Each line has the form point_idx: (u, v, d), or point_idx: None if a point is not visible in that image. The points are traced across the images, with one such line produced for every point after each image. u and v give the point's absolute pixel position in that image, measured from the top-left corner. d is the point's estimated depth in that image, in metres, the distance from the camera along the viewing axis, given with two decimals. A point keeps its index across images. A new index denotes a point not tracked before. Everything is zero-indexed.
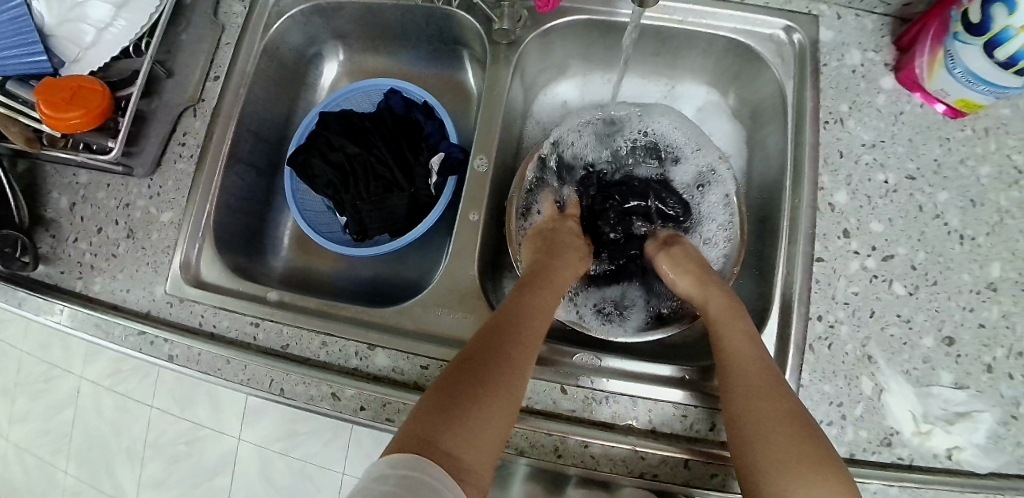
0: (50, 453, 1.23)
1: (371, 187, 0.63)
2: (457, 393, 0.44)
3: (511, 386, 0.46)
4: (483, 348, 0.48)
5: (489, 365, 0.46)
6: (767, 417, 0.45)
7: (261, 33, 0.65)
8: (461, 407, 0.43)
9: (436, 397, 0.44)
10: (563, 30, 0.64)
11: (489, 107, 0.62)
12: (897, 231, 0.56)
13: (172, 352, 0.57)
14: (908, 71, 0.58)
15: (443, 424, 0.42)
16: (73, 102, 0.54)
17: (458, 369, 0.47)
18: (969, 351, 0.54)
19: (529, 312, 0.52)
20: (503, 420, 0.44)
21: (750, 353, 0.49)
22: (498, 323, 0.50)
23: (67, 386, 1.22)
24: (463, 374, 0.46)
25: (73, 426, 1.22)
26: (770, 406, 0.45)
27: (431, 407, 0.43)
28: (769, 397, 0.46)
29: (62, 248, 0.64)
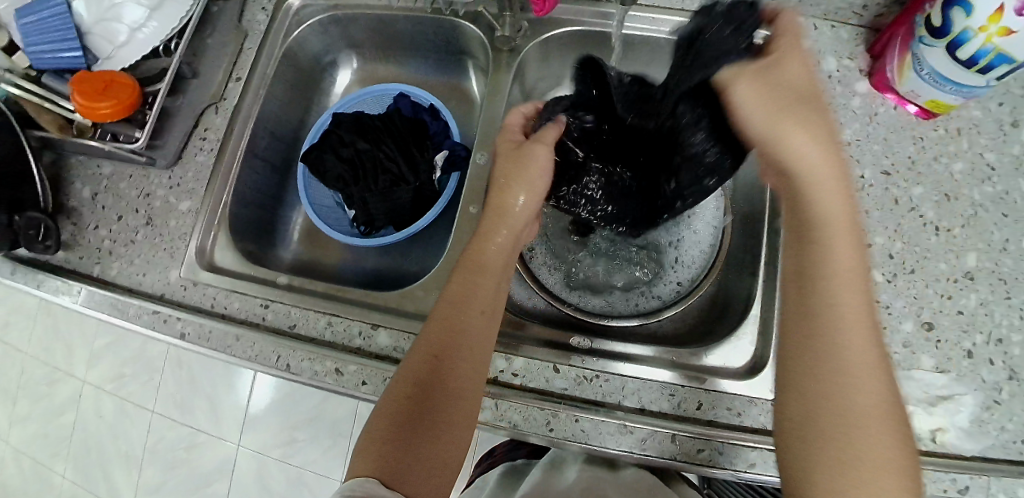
0: (48, 456, 1.23)
1: (378, 181, 0.66)
2: (405, 423, 0.46)
3: (459, 403, 0.48)
4: (426, 368, 0.49)
5: (435, 388, 0.48)
6: (864, 410, 0.39)
7: (282, 39, 0.71)
8: (410, 436, 0.46)
9: (385, 429, 0.46)
10: (558, 41, 0.68)
11: (491, 109, 0.66)
12: (874, 222, 0.59)
13: (184, 330, 0.60)
14: (880, 76, 0.62)
15: (396, 457, 0.45)
16: (106, 93, 0.59)
17: (404, 393, 0.48)
18: (949, 336, 0.56)
19: (471, 317, 0.51)
20: (452, 439, 0.47)
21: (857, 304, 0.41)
22: (436, 337, 0.50)
23: (66, 391, 1.24)
24: (410, 400, 0.47)
25: (72, 429, 1.22)
26: (865, 389, 0.39)
27: (381, 444, 0.45)
28: (866, 377, 0.40)
29: (84, 235, 0.68)
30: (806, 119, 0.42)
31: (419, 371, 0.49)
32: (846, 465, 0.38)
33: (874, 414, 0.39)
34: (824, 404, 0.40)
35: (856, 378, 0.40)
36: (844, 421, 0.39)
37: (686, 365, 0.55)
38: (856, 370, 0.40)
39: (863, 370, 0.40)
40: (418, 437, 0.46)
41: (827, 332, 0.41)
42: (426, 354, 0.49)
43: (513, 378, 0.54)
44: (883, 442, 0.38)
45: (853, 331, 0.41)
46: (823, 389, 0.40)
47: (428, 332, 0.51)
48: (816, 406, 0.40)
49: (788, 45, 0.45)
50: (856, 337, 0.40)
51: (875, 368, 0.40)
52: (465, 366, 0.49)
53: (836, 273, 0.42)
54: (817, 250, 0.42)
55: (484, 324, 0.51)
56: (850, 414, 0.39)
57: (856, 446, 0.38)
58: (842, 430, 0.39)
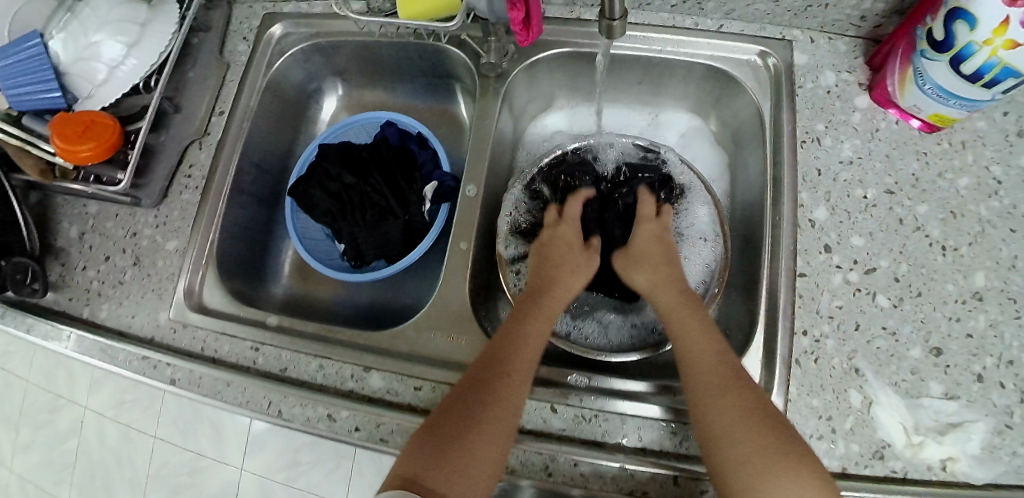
0: (53, 483, 1.23)
1: (366, 215, 0.65)
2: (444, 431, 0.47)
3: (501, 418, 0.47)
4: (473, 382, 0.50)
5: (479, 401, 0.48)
6: (737, 428, 0.46)
7: (265, 70, 0.69)
8: (446, 444, 0.46)
9: (425, 434, 0.47)
10: (546, 63, 0.67)
11: (479, 137, 0.64)
12: (879, 244, 0.57)
13: (174, 376, 0.59)
14: (881, 90, 0.60)
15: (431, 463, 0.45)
16: (85, 136, 0.58)
17: (451, 404, 0.49)
18: (958, 360, 0.54)
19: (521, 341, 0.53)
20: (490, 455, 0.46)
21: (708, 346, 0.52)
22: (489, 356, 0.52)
23: (67, 419, 1.23)
24: (453, 411, 0.48)
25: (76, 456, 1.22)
26: (728, 407, 0.47)
27: (419, 446, 0.46)
28: (730, 392, 0.48)
29: (71, 276, 0.67)
30: (646, 265, 0.61)
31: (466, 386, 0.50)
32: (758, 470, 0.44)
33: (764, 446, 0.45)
34: (724, 448, 0.46)
35: (736, 424, 0.46)
36: (740, 459, 0.45)
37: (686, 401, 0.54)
38: (732, 418, 0.47)
39: (720, 391, 0.48)
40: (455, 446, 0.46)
41: (698, 393, 0.49)
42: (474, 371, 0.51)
43: None
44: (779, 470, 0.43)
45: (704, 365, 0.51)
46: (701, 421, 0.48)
47: (483, 354, 0.53)
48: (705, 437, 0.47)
49: (649, 221, 0.65)
50: (722, 392, 0.48)
51: (752, 408, 0.47)
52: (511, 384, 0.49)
53: (696, 355, 0.52)
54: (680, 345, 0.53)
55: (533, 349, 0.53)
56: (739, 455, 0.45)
57: (757, 481, 0.44)
58: (740, 467, 0.45)
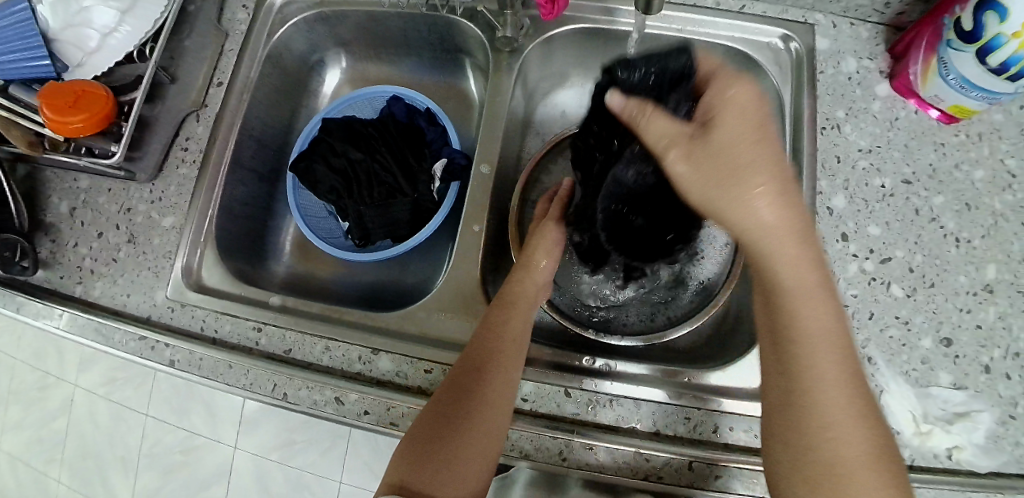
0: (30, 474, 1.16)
1: (374, 192, 0.63)
2: (426, 445, 0.46)
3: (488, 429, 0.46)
4: (451, 390, 0.48)
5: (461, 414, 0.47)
6: (842, 447, 0.39)
7: (267, 39, 0.66)
8: (429, 457, 0.46)
9: (407, 446, 0.47)
10: (563, 39, 0.64)
11: (491, 113, 0.62)
12: (895, 234, 0.57)
13: (173, 357, 0.57)
14: (902, 78, 0.60)
15: (421, 469, 0.45)
16: (76, 107, 0.54)
17: (435, 412, 0.47)
18: (967, 351, 0.54)
19: (504, 343, 0.51)
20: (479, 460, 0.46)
21: (823, 344, 0.40)
22: (467, 363, 0.50)
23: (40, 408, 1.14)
24: (433, 423, 0.47)
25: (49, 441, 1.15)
26: (849, 428, 0.39)
27: (409, 453, 0.46)
28: (835, 400, 0.40)
29: (62, 253, 0.64)
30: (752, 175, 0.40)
31: (451, 404, 0.48)
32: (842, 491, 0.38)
33: (857, 460, 0.38)
34: (799, 453, 0.40)
35: (834, 426, 0.39)
36: (814, 467, 0.39)
37: (697, 386, 0.53)
38: (853, 447, 0.39)
39: (833, 400, 0.40)
40: (437, 458, 0.46)
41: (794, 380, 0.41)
42: (457, 377, 0.49)
43: (523, 403, 0.53)
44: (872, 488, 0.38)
45: (815, 368, 0.40)
46: (801, 436, 0.40)
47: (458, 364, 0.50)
48: (802, 455, 0.40)
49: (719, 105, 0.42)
50: (833, 409, 0.39)
51: (861, 435, 0.39)
52: (495, 390, 0.48)
53: (801, 336, 0.41)
54: (786, 321, 0.41)
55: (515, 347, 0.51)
56: (822, 463, 0.39)
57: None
58: (839, 477, 0.38)
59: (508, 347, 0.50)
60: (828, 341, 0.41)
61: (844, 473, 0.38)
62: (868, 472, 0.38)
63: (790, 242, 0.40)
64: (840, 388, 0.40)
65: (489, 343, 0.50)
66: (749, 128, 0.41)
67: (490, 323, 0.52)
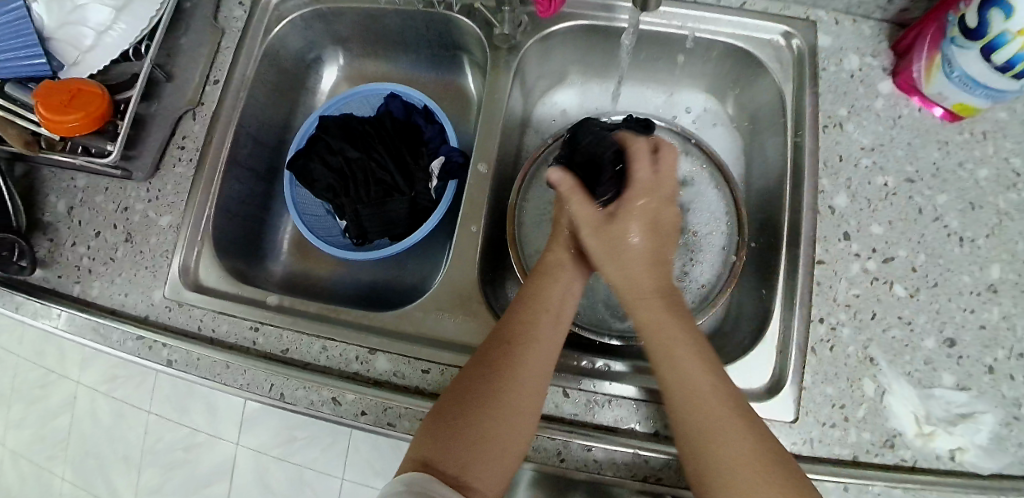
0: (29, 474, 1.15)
1: (371, 190, 0.63)
2: (454, 420, 0.45)
3: (521, 406, 0.45)
4: (483, 366, 0.47)
5: (493, 391, 0.45)
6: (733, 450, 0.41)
7: (263, 36, 0.66)
8: (460, 434, 0.44)
9: (436, 423, 0.45)
10: (561, 36, 0.64)
11: (490, 111, 0.62)
12: (897, 233, 0.56)
13: (170, 357, 0.56)
14: (905, 75, 0.59)
15: (452, 446, 0.44)
16: (72, 105, 0.54)
17: (463, 387, 0.46)
18: (971, 352, 0.53)
19: (537, 320, 0.49)
20: (511, 437, 0.44)
21: (687, 360, 0.45)
22: (498, 340, 0.49)
23: (41, 406, 1.14)
24: (463, 400, 0.46)
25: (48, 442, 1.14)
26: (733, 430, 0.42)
27: (434, 431, 0.45)
28: (715, 408, 0.43)
29: (59, 253, 0.63)
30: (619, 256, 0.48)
31: (479, 380, 0.46)
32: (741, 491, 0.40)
33: (734, 456, 0.41)
34: (698, 466, 0.42)
35: (719, 433, 0.42)
36: (713, 477, 0.41)
37: None
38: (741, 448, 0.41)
39: (709, 409, 0.43)
40: (469, 435, 0.44)
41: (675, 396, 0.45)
42: (487, 353, 0.48)
43: None
44: (756, 490, 0.40)
45: (688, 380, 0.45)
46: (693, 448, 0.43)
47: (488, 341, 0.49)
48: (702, 467, 0.42)
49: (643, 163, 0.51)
50: (710, 414, 0.43)
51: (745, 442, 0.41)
52: (529, 365, 0.47)
53: (671, 350, 0.46)
54: (653, 348, 0.47)
55: (553, 325, 0.50)
56: (715, 473, 0.41)
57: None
58: (717, 481, 0.41)
59: (543, 322, 0.49)
60: (688, 356, 0.45)
61: (738, 475, 0.40)
62: (753, 468, 0.40)
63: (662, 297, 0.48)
64: (721, 399, 0.44)
65: (522, 320, 0.49)
66: (646, 192, 0.49)
67: (526, 301, 0.51)
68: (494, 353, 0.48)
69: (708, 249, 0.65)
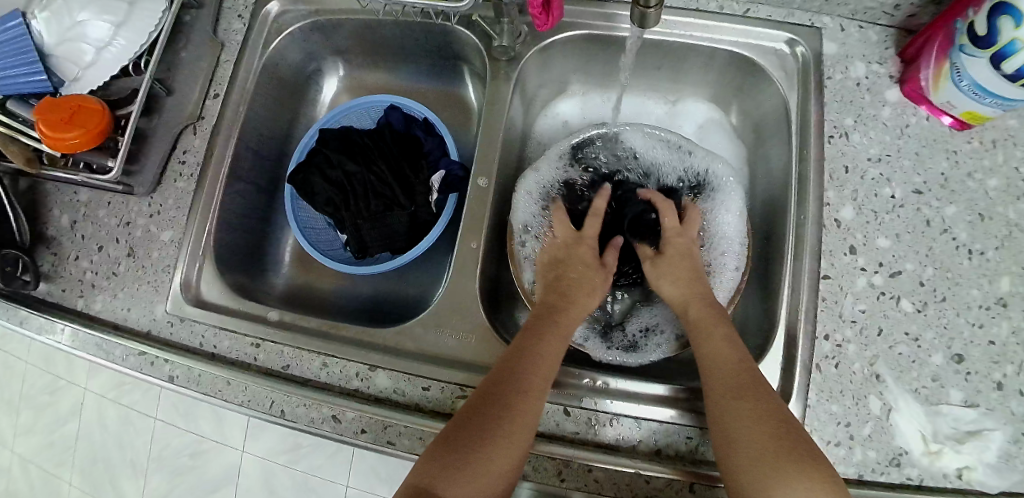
0: (39, 478, 1.17)
1: (371, 204, 0.63)
2: (449, 451, 0.44)
3: (513, 439, 0.45)
4: (482, 399, 0.47)
5: (484, 425, 0.45)
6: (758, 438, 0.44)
7: (262, 49, 0.66)
8: (454, 462, 0.44)
9: (432, 453, 0.45)
10: (562, 45, 0.63)
11: (489, 123, 0.61)
12: (905, 246, 0.55)
13: (172, 373, 0.57)
14: (913, 84, 0.58)
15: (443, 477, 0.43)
16: (73, 122, 0.54)
17: (461, 420, 0.46)
18: (979, 367, 0.52)
19: (542, 357, 0.50)
20: (500, 472, 0.44)
21: (728, 360, 0.49)
22: (498, 374, 0.49)
23: (50, 412, 1.15)
24: (459, 430, 0.46)
25: (58, 447, 1.15)
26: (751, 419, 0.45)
27: (430, 460, 0.45)
28: (751, 394, 0.47)
29: (63, 266, 0.64)
30: (675, 276, 0.57)
31: (477, 413, 0.46)
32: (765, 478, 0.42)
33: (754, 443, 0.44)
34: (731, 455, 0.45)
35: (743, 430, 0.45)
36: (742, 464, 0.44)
37: (701, 404, 0.52)
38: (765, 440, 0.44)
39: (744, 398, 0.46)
40: (462, 467, 0.44)
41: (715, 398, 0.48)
42: (488, 387, 0.48)
43: None
44: (784, 484, 0.41)
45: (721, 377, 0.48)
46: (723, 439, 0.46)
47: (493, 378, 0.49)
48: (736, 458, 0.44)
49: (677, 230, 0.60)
50: (743, 401, 0.46)
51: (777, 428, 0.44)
52: (527, 402, 0.47)
53: (715, 353, 0.50)
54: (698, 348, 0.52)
55: (551, 364, 0.50)
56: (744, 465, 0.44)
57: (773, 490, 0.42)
58: (745, 476, 0.43)
59: (543, 362, 0.49)
60: (726, 360, 0.49)
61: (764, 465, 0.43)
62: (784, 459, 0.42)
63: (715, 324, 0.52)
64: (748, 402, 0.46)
65: (523, 356, 0.49)
66: (685, 255, 0.58)
67: (528, 337, 0.51)
68: (494, 387, 0.48)
69: (722, 269, 0.61)
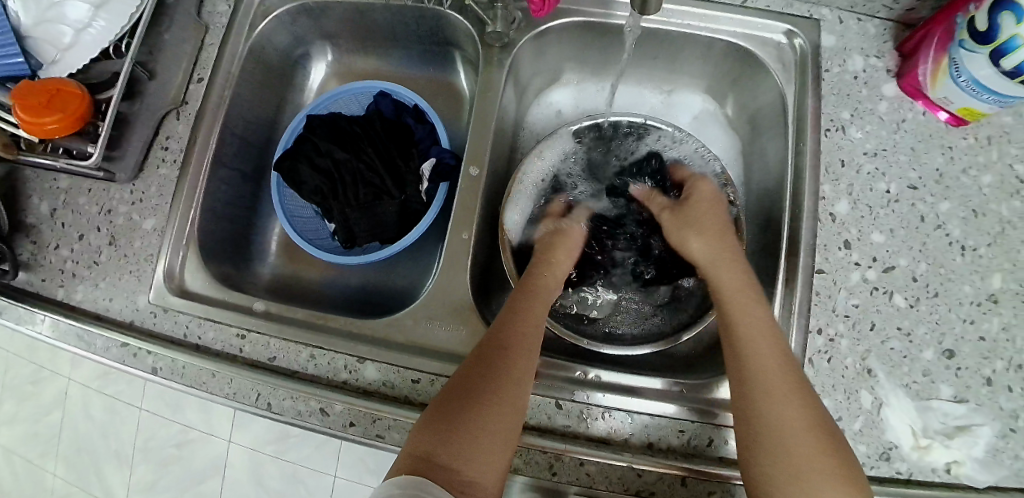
0: (22, 470, 1.15)
1: (360, 193, 0.61)
2: (449, 415, 0.44)
3: (505, 398, 0.45)
4: (475, 364, 0.47)
5: (479, 388, 0.45)
6: (796, 439, 0.42)
7: (248, 32, 0.64)
8: (453, 425, 0.43)
9: (430, 417, 0.44)
10: (557, 32, 0.62)
11: (482, 111, 0.60)
12: (899, 242, 0.55)
13: (156, 365, 0.55)
14: (910, 78, 0.57)
15: (447, 444, 0.43)
16: (50, 106, 0.52)
17: (456, 385, 0.46)
18: (969, 363, 0.52)
19: (526, 321, 0.51)
20: (500, 429, 0.44)
21: (770, 348, 0.47)
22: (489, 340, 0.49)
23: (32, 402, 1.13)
24: (454, 394, 0.46)
25: (40, 438, 1.13)
26: (791, 413, 0.43)
27: (430, 424, 0.44)
28: (788, 389, 0.45)
29: (43, 255, 0.62)
30: (702, 230, 0.57)
31: (471, 377, 0.47)
32: (798, 479, 0.41)
33: (791, 444, 0.42)
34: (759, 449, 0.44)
35: (786, 428, 0.43)
36: (777, 465, 0.42)
37: (694, 398, 0.52)
38: (805, 442, 0.42)
39: (780, 392, 0.44)
40: (460, 429, 0.43)
41: (755, 389, 0.45)
42: (481, 354, 0.48)
43: None
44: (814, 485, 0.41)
45: (762, 364, 0.46)
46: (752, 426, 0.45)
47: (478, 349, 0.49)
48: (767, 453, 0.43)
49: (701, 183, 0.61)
50: (785, 397, 0.44)
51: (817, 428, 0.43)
52: (517, 362, 0.47)
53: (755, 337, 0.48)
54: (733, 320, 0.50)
55: (536, 330, 0.51)
56: (778, 463, 0.42)
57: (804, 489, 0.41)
58: (772, 470, 0.42)
59: (530, 326, 0.50)
60: (768, 348, 0.47)
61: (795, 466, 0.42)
62: (819, 460, 0.41)
63: (744, 293, 0.51)
64: (792, 401, 0.44)
65: (508, 322, 0.50)
66: (710, 208, 0.59)
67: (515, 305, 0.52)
68: (486, 352, 0.48)
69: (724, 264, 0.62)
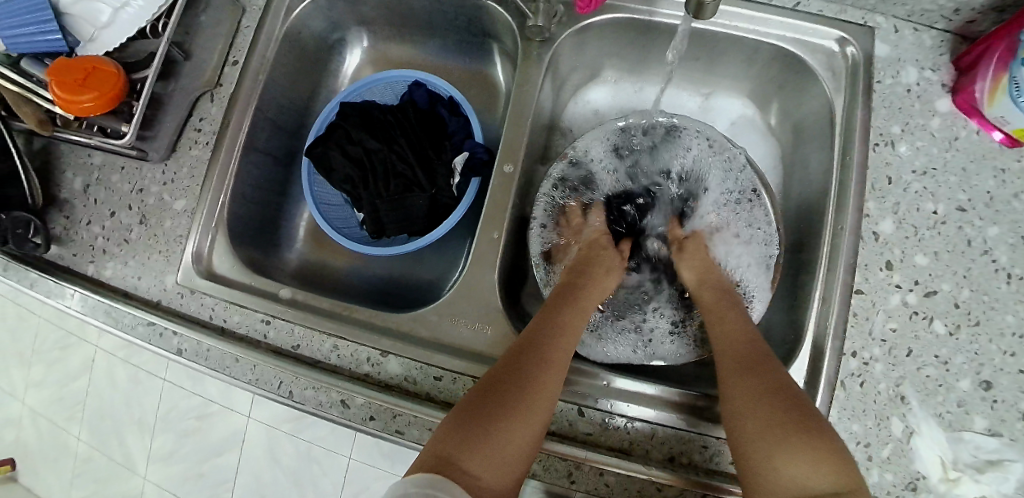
0: (48, 431, 1.18)
1: (390, 185, 0.61)
2: (474, 418, 0.43)
3: (538, 409, 0.44)
4: (506, 367, 0.46)
5: (511, 392, 0.44)
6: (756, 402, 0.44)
7: (284, 14, 0.63)
8: (479, 430, 0.42)
9: (455, 420, 0.43)
10: (600, 28, 0.60)
11: (519, 107, 0.59)
12: (942, 266, 0.53)
13: (181, 346, 0.56)
14: (967, 95, 0.54)
15: (469, 448, 0.41)
16: (85, 84, 0.52)
17: (485, 388, 0.45)
18: (1007, 396, 0.50)
19: (560, 332, 0.50)
20: (527, 439, 0.43)
21: (736, 336, 0.50)
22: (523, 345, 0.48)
23: (61, 366, 1.16)
24: (482, 395, 0.44)
25: (65, 402, 1.16)
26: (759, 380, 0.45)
27: (456, 427, 0.42)
28: (753, 365, 0.47)
29: (75, 230, 0.62)
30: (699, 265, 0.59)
31: (500, 381, 0.45)
32: (771, 441, 0.42)
33: (750, 409, 0.44)
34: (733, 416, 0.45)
35: (743, 394, 0.45)
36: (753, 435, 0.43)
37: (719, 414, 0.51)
38: (767, 399, 0.44)
39: (744, 368, 0.47)
40: (486, 432, 0.42)
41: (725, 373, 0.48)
42: (511, 358, 0.47)
43: None
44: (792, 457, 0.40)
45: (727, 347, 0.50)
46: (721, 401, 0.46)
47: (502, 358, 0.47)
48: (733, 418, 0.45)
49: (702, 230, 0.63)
50: (745, 371, 0.47)
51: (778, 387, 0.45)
52: (551, 373, 0.46)
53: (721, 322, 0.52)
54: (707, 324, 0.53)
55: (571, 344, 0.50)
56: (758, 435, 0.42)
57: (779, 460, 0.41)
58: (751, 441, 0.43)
59: (565, 338, 0.50)
60: (736, 335, 0.50)
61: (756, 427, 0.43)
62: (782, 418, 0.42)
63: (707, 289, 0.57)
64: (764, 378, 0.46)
65: (545, 329, 0.50)
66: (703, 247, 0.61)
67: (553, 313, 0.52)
68: (520, 356, 0.47)
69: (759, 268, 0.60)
